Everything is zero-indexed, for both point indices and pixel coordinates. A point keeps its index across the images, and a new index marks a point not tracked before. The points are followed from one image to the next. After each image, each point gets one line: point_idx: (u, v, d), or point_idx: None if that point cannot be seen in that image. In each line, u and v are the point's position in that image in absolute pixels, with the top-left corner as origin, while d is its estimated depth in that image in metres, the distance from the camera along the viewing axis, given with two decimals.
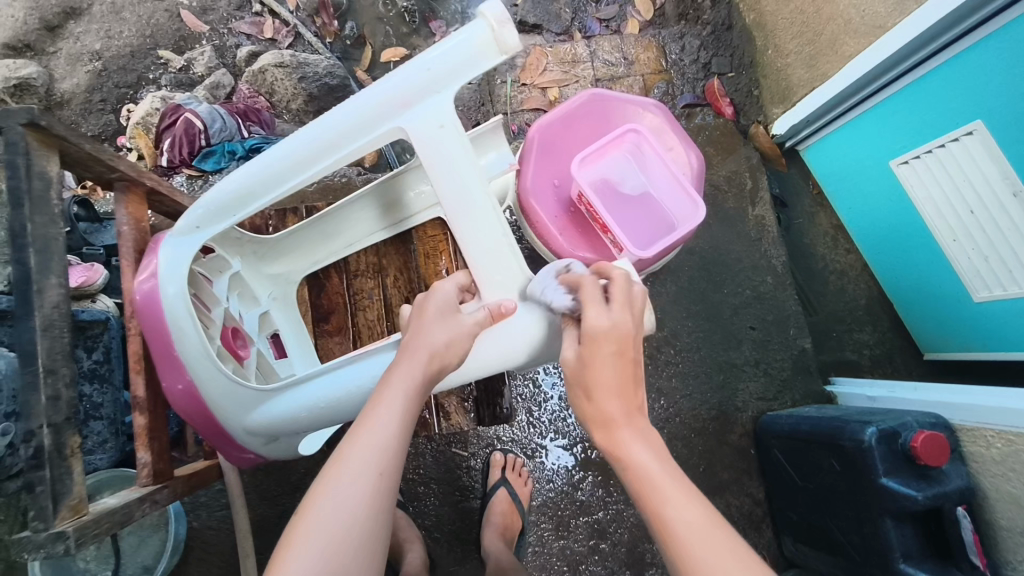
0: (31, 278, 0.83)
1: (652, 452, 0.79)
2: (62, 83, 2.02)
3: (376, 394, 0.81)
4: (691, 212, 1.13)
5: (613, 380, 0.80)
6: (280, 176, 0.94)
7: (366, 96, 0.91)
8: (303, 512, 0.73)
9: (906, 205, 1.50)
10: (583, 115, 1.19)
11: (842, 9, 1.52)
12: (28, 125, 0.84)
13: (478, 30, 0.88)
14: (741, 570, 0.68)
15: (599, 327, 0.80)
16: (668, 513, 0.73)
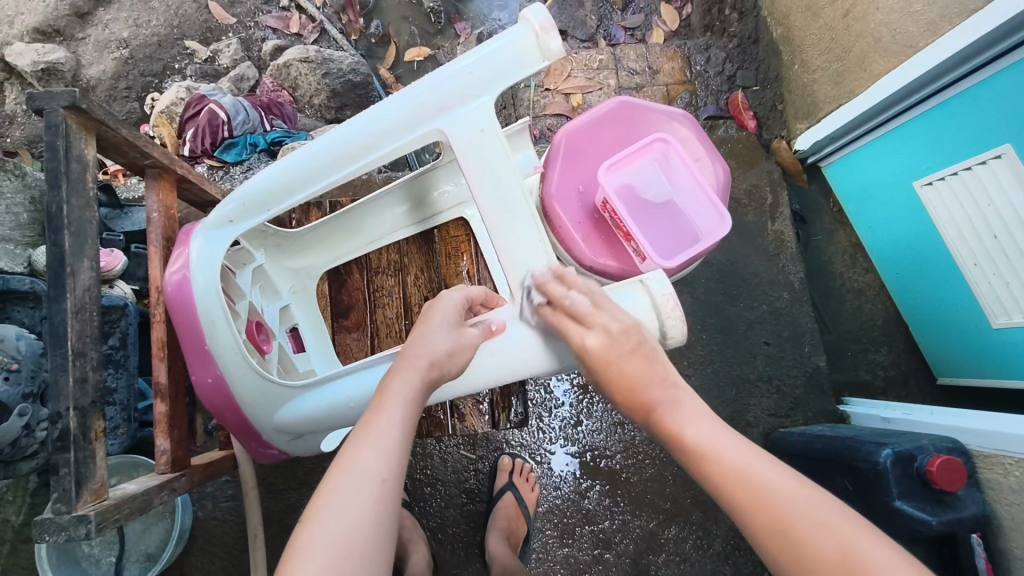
0: (64, 260, 0.83)
1: (693, 416, 0.81)
2: (90, 69, 2.04)
3: (381, 398, 0.80)
4: (717, 225, 1.13)
5: (634, 372, 0.83)
6: (316, 174, 0.95)
7: (406, 97, 0.91)
8: (308, 518, 0.69)
9: (928, 227, 1.49)
10: (610, 123, 1.18)
11: (873, 26, 1.52)
12: (69, 108, 0.84)
13: (521, 35, 0.88)
14: (810, 503, 0.70)
15: (592, 345, 0.84)
16: (730, 474, 0.74)
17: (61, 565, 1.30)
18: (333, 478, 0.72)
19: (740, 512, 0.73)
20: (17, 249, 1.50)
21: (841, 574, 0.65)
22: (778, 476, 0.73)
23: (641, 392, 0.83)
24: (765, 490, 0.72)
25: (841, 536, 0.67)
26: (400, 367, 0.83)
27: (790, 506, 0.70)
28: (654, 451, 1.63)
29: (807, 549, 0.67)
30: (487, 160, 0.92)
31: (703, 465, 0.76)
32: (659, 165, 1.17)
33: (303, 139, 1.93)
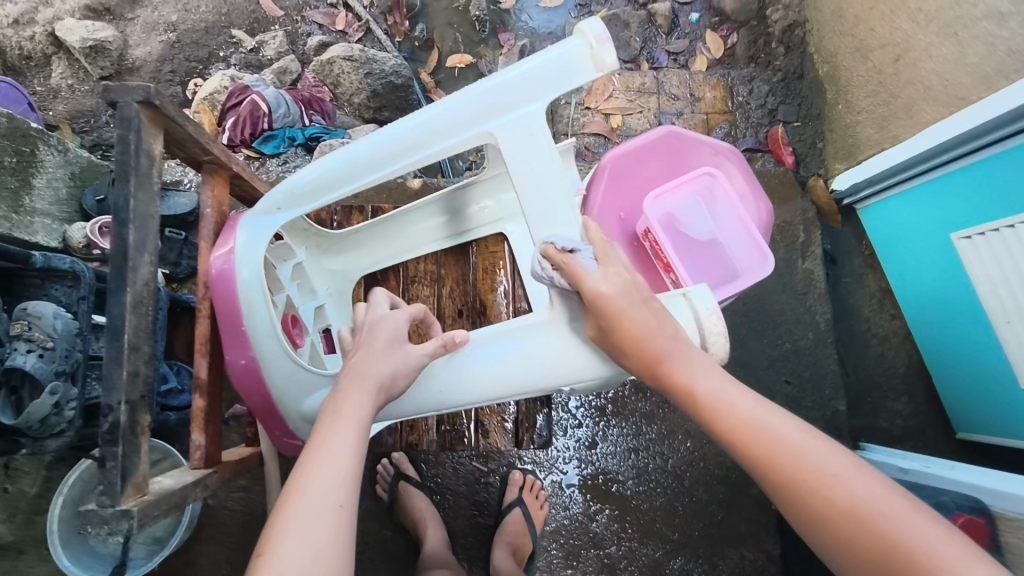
0: (127, 255, 0.84)
1: (702, 370, 0.81)
2: (136, 49, 2.06)
3: (330, 420, 0.82)
4: (757, 264, 1.11)
5: (645, 322, 0.82)
6: (357, 171, 0.96)
7: (456, 99, 0.91)
8: (266, 553, 0.69)
9: (962, 280, 1.48)
10: (656, 150, 1.16)
11: (923, 74, 1.50)
12: (143, 103, 0.85)
13: (575, 45, 0.87)
14: (816, 448, 0.72)
15: (605, 289, 0.83)
16: (735, 423, 0.76)
17: (72, 540, 1.32)
18: (287, 510, 0.72)
19: (751, 465, 0.74)
20: (54, 224, 1.51)
21: (849, 519, 0.66)
22: (788, 430, 0.74)
23: (650, 342, 0.82)
24: (776, 443, 0.73)
25: (852, 485, 0.68)
26: (340, 400, 0.84)
27: (800, 458, 0.71)
28: (666, 481, 1.62)
29: (814, 497, 0.69)
30: (536, 166, 0.92)
31: (712, 420, 0.78)
32: (703, 200, 1.17)
33: (341, 136, 1.94)
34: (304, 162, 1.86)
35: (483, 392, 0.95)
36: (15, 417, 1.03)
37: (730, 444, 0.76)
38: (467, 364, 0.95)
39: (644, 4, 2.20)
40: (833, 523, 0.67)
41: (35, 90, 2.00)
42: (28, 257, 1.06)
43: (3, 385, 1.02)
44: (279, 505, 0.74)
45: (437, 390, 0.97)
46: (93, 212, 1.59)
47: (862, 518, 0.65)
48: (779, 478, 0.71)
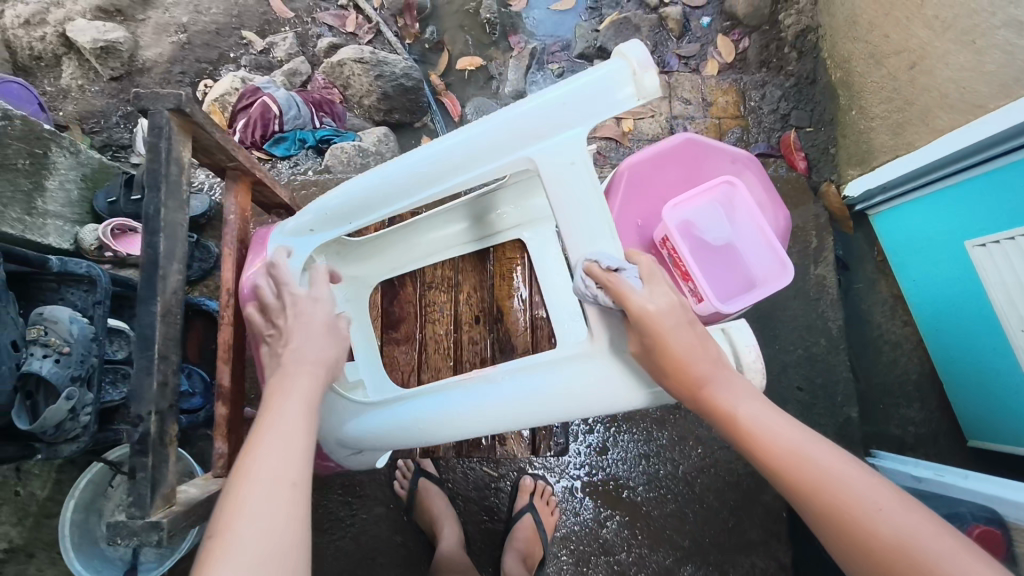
0: (158, 263, 0.84)
1: (742, 397, 0.82)
2: (147, 51, 2.04)
3: (275, 403, 0.83)
4: (777, 273, 1.10)
5: (688, 346, 0.83)
6: (395, 195, 0.97)
7: (493, 123, 0.91)
8: (219, 532, 0.70)
9: (976, 288, 1.47)
10: (675, 157, 1.16)
11: (939, 82, 1.49)
12: (174, 110, 0.86)
13: (617, 68, 0.88)
14: (860, 482, 0.71)
15: (654, 308, 0.83)
16: (772, 450, 0.76)
17: (82, 544, 1.31)
18: (237, 489, 0.73)
19: (790, 493, 0.74)
20: (66, 226, 1.51)
21: (893, 557, 0.65)
22: (831, 460, 0.73)
23: (688, 368, 0.82)
24: (817, 474, 0.72)
25: (897, 519, 0.67)
26: (284, 383, 0.86)
27: (842, 490, 0.70)
28: (677, 487, 1.61)
29: (859, 530, 0.68)
30: (576, 193, 0.92)
31: (752, 448, 0.78)
32: (722, 208, 1.14)
33: (351, 139, 1.94)
34: (314, 164, 1.85)
35: (519, 421, 0.95)
36: (31, 421, 1.02)
37: (771, 473, 0.76)
38: (505, 394, 0.94)
39: (656, 9, 2.23)
40: (875, 559, 0.66)
41: (46, 90, 1.98)
42: (45, 262, 1.07)
43: (19, 389, 1.01)
44: (228, 487, 0.75)
45: (472, 418, 0.95)
46: (104, 214, 1.57)
47: (906, 557, 0.64)
48: (820, 509, 0.71)
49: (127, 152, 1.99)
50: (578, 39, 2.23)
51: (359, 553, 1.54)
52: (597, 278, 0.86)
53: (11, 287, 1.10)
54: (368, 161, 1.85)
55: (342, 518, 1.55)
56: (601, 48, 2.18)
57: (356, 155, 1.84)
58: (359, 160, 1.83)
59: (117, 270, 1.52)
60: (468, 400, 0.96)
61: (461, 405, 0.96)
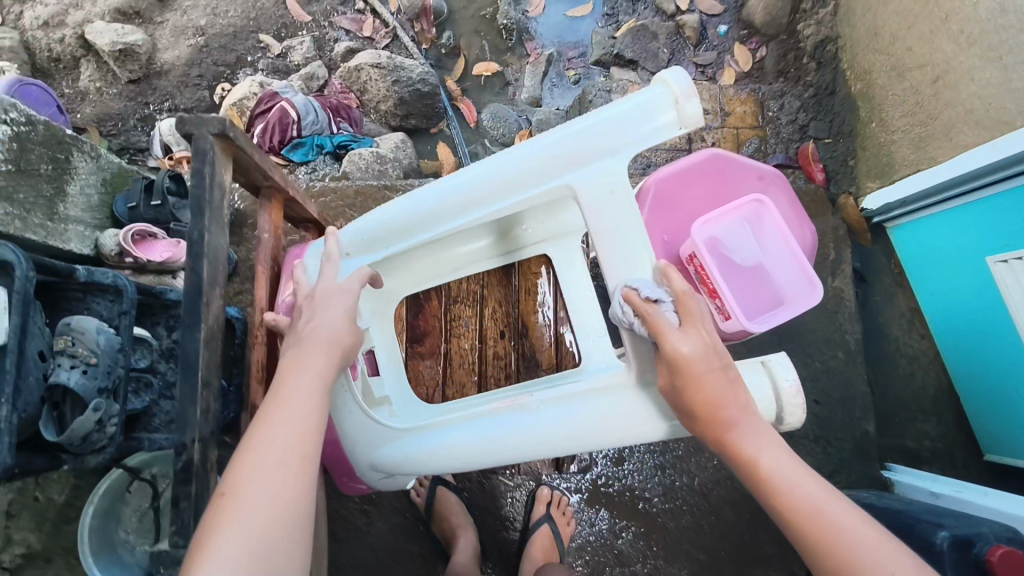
0: (201, 290, 0.89)
1: (765, 444, 0.85)
2: (165, 54, 2.05)
3: (289, 374, 0.88)
4: (805, 290, 1.10)
5: (718, 389, 0.85)
6: (444, 215, 1.04)
7: (535, 148, 0.98)
8: (229, 493, 0.75)
9: (997, 304, 1.46)
10: (699, 174, 1.16)
11: (965, 98, 1.48)
12: (219, 135, 0.92)
13: (659, 95, 0.96)
14: (874, 545, 0.75)
15: (687, 351, 0.85)
16: (791, 501, 0.80)
17: (100, 550, 1.31)
18: (248, 454, 0.79)
19: (804, 545, 0.79)
20: (87, 231, 1.50)
21: None
22: (847, 520, 0.78)
23: (722, 413, 0.85)
24: (834, 534, 0.76)
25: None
26: (300, 355, 0.91)
27: (853, 551, 0.75)
28: (694, 499, 1.61)
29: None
30: (615, 218, 0.99)
31: (772, 495, 0.82)
32: (750, 225, 1.14)
33: (368, 145, 1.94)
34: (331, 170, 1.85)
35: (551, 449, 0.98)
36: (58, 433, 1.02)
37: (788, 522, 0.80)
38: (538, 422, 0.97)
39: (672, 16, 2.23)
40: None
41: (64, 93, 2.00)
42: (72, 271, 1.05)
43: (46, 400, 1.01)
44: (241, 449, 0.80)
45: (505, 443, 0.99)
46: (124, 219, 1.57)
47: None
48: (830, 566, 0.76)
49: (144, 155, 1.98)
50: (595, 45, 2.23)
51: (375, 561, 1.54)
52: (636, 305, 0.90)
53: (38, 296, 1.10)
54: (386, 167, 1.85)
55: (359, 526, 1.56)
56: (619, 55, 2.17)
57: (374, 162, 1.84)
58: (377, 166, 1.83)
59: (138, 276, 1.51)
60: (501, 426, 0.99)
61: (495, 433, 0.99)
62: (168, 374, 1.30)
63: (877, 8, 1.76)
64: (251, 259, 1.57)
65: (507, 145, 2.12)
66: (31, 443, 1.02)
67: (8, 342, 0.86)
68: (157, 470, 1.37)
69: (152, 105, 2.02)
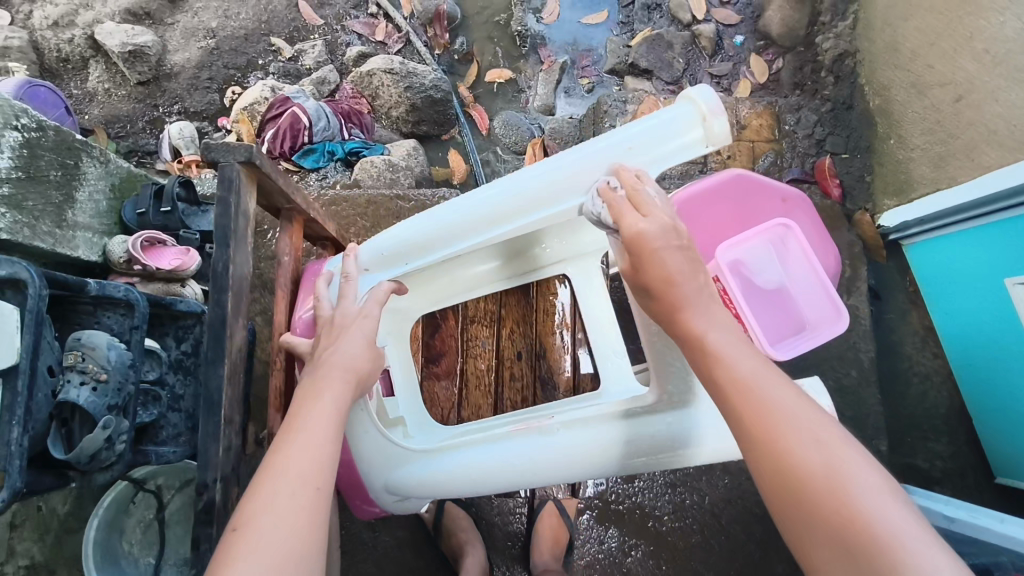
0: (225, 323, 0.89)
1: (716, 324, 0.80)
2: (175, 55, 2.03)
3: (310, 402, 0.85)
4: (831, 315, 1.11)
5: (676, 265, 0.81)
6: (466, 231, 1.01)
7: (557, 165, 0.96)
8: (241, 528, 0.70)
9: (1016, 327, 1.43)
10: (723, 193, 1.14)
11: (989, 117, 1.45)
12: (245, 163, 0.92)
13: (685, 113, 0.94)
14: (809, 413, 0.69)
15: (647, 230, 0.82)
16: (730, 368, 0.74)
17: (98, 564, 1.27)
18: (264, 482, 0.74)
19: (734, 417, 0.72)
20: (95, 237, 1.47)
21: (819, 484, 0.64)
22: (781, 394, 0.71)
23: (677, 288, 0.80)
24: (763, 406, 0.70)
25: (827, 451, 0.66)
26: (318, 382, 0.88)
27: (780, 420, 0.69)
28: (704, 518, 1.57)
29: (788, 462, 0.66)
30: None
31: (711, 366, 0.76)
32: (774, 247, 1.14)
33: (380, 152, 1.92)
34: (342, 177, 1.84)
35: (573, 473, 0.96)
36: (66, 451, 0.99)
37: (724, 395, 0.74)
38: (560, 447, 0.95)
39: (688, 26, 2.22)
40: (799, 485, 0.65)
41: (72, 93, 1.97)
42: (83, 285, 1.03)
43: (54, 417, 0.98)
44: (253, 484, 0.76)
45: (526, 468, 0.96)
46: (132, 225, 1.55)
47: (829, 484, 0.63)
48: (756, 435, 0.69)
49: (152, 158, 1.95)
50: (609, 54, 2.21)
51: None
52: (607, 198, 0.88)
53: (47, 309, 1.07)
54: (397, 176, 1.83)
55: (364, 541, 1.53)
56: (633, 64, 2.16)
57: (386, 170, 1.82)
58: (389, 174, 1.81)
59: (145, 284, 1.46)
60: (520, 450, 0.97)
61: (514, 459, 0.96)
62: (176, 387, 1.28)
63: (899, 23, 1.74)
64: (260, 268, 1.55)
65: (519, 153, 2.10)
66: (39, 459, 1.00)
67: (19, 362, 0.84)
68: (162, 481, 1.35)
69: (161, 108, 1.99)
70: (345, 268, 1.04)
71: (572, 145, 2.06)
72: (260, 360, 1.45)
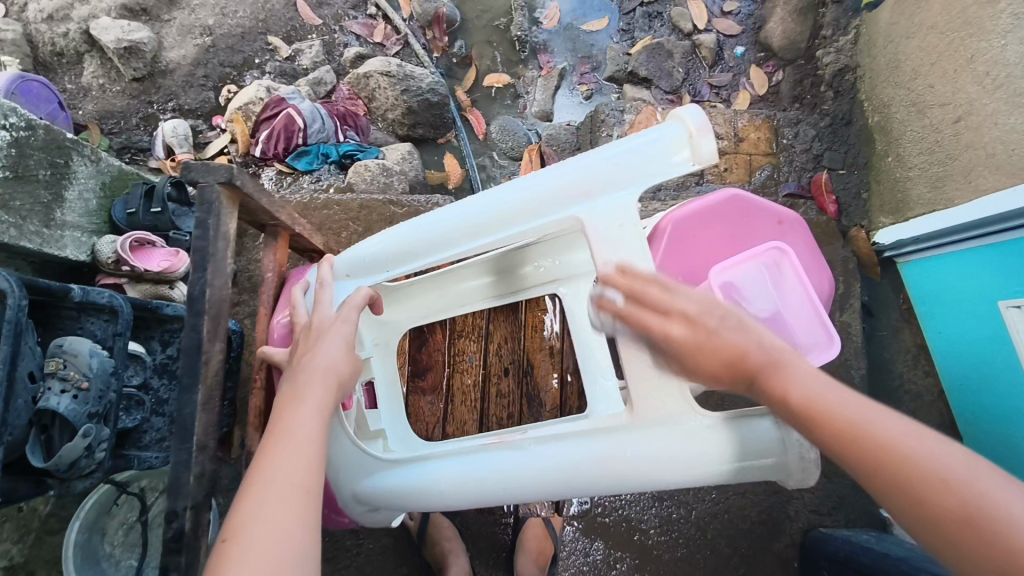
0: (200, 349, 0.87)
1: (797, 373, 0.74)
2: (170, 52, 2.01)
3: (293, 406, 0.83)
4: (822, 341, 1.13)
5: (731, 342, 0.76)
6: (446, 243, 0.99)
7: (543, 178, 0.94)
8: (230, 537, 0.69)
9: (1004, 352, 1.40)
10: (719, 214, 1.13)
11: (987, 141, 1.45)
12: (225, 184, 0.91)
13: (674, 132, 0.90)
14: (932, 451, 0.65)
15: (676, 336, 0.78)
16: (827, 412, 0.70)
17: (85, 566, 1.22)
18: (253, 492, 0.73)
19: (852, 469, 0.68)
20: (84, 237, 1.46)
21: (972, 531, 0.60)
22: (895, 427, 0.67)
23: (745, 359, 0.75)
24: (886, 450, 0.66)
25: (971, 492, 0.61)
26: (299, 386, 0.85)
27: (912, 461, 0.64)
28: (691, 532, 1.56)
29: (937, 509, 0.62)
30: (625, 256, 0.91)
31: (810, 423, 0.70)
32: (767, 271, 1.14)
33: (375, 155, 1.91)
34: (335, 180, 1.84)
35: (550, 490, 0.91)
36: (45, 458, 0.98)
37: (836, 446, 0.68)
38: (535, 461, 0.91)
39: (689, 35, 2.22)
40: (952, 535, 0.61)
41: (65, 88, 1.95)
42: (67, 291, 1.02)
43: (34, 424, 0.97)
44: (241, 491, 0.74)
45: (500, 484, 0.92)
46: (122, 225, 1.53)
47: (987, 531, 0.59)
48: (885, 481, 0.65)
49: (145, 155, 1.94)
50: (609, 61, 2.21)
51: None
52: (609, 312, 0.84)
53: (30, 314, 1.06)
54: (391, 180, 1.82)
55: (348, 547, 1.52)
56: (632, 72, 2.15)
57: (380, 174, 1.81)
58: (383, 178, 1.80)
59: (134, 285, 1.45)
60: (493, 462, 0.93)
61: (487, 474, 0.93)
62: (160, 391, 1.26)
63: (900, 40, 1.73)
64: (251, 269, 1.55)
65: (515, 159, 2.09)
66: (16, 466, 0.98)
67: None
68: (146, 483, 1.31)
69: (156, 105, 1.98)
70: (319, 275, 1.04)
71: (569, 152, 2.05)
72: (247, 364, 1.44)
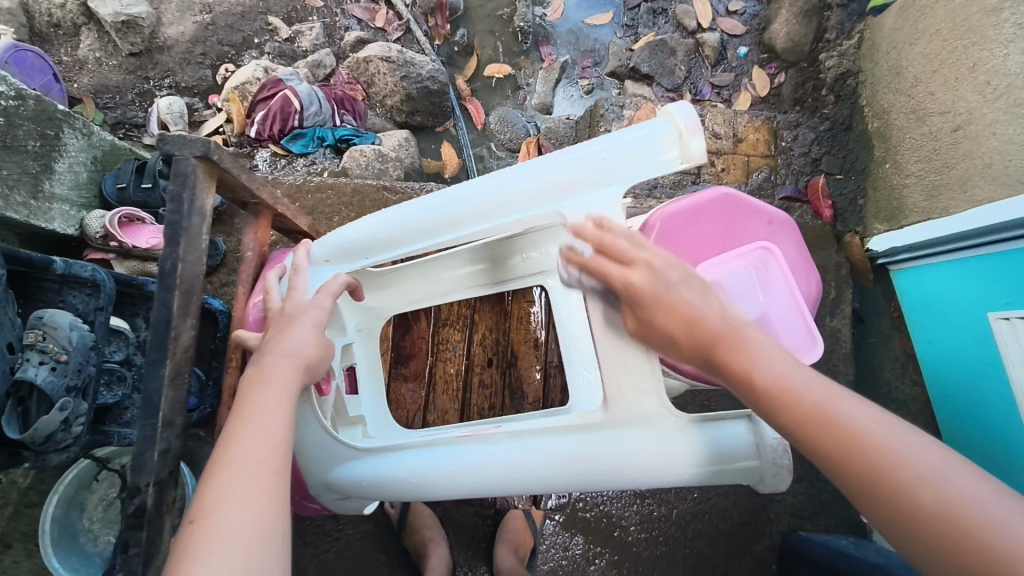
0: (170, 324, 0.87)
1: (761, 353, 0.75)
2: (169, 28, 2.00)
3: (259, 390, 0.81)
4: (807, 344, 1.12)
5: (688, 303, 0.80)
6: (427, 233, 0.99)
7: (527, 172, 0.93)
8: (198, 519, 0.68)
9: (992, 361, 1.39)
10: (708, 212, 1.13)
11: (985, 150, 1.43)
12: (201, 156, 0.90)
13: (662, 129, 0.89)
14: (876, 426, 0.65)
15: (637, 281, 0.82)
16: (781, 379, 0.71)
17: (63, 541, 1.20)
18: (219, 475, 0.71)
19: (814, 450, 0.68)
20: (72, 210, 1.44)
21: (920, 506, 0.60)
22: (865, 416, 0.66)
23: (703, 326, 0.79)
24: (840, 423, 0.66)
25: (917, 466, 0.61)
26: (265, 368, 0.84)
27: (866, 440, 0.64)
28: (670, 531, 1.56)
29: (883, 483, 0.62)
30: None
31: (778, 406, 0.70)
32: (755, 271, 1.14)
33: (371, 141, 1.91)
34: (330, 165, 1.83)
35: (524, 484, 0.91)
36: (21, 431, 0.97)
37: (797, 426, 0.69)
38: (504, 455, 0.91)
39: (692, 33, 2.20)
40: (902, 509, 0.60)
41: (61, 60, 1.94)
42: (48, 263, 1.02)
43: (11, 395, 0.96)
44: (207, 475, 0.73)
45: (469, 476, 0.92)
46: (111, 199, 1.51)
47: (928, 500, 0.59)
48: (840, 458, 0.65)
49: (139, 131, 1.91)
50: (611, 56, 2.20)
51: (342, 569, 1.51)
52: (579, 263, 0.90)
53: (10, 284, 1.06)
54: (386, 167, 1.81)
55: (327, 532, 1.51)
56: (634, 68, 2.13)
57: (375, 160, 1.80)
58: (378, 165, 1.79)
59: (120, 261, 1.45)
60: (464, 454, 0.93)
61: (458, 466, 0.92)
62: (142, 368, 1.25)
63: (904, 46, 1.72)
64: (239, 250, 1.54)
65: (513, 150, 2.08)
66: None
67: None
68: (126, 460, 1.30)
69: (152, 81, 1.97)
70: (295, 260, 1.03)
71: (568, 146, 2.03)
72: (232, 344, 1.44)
